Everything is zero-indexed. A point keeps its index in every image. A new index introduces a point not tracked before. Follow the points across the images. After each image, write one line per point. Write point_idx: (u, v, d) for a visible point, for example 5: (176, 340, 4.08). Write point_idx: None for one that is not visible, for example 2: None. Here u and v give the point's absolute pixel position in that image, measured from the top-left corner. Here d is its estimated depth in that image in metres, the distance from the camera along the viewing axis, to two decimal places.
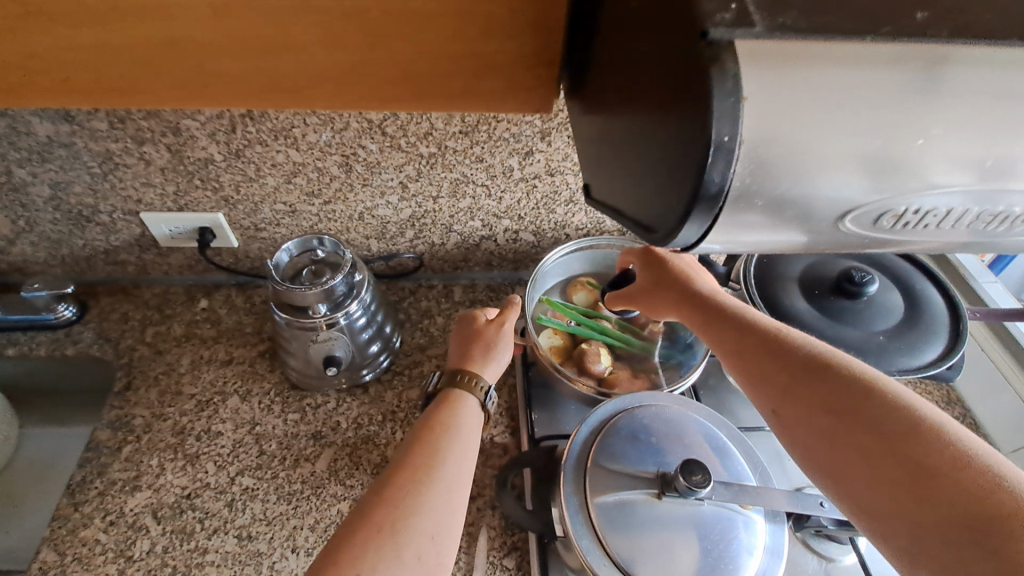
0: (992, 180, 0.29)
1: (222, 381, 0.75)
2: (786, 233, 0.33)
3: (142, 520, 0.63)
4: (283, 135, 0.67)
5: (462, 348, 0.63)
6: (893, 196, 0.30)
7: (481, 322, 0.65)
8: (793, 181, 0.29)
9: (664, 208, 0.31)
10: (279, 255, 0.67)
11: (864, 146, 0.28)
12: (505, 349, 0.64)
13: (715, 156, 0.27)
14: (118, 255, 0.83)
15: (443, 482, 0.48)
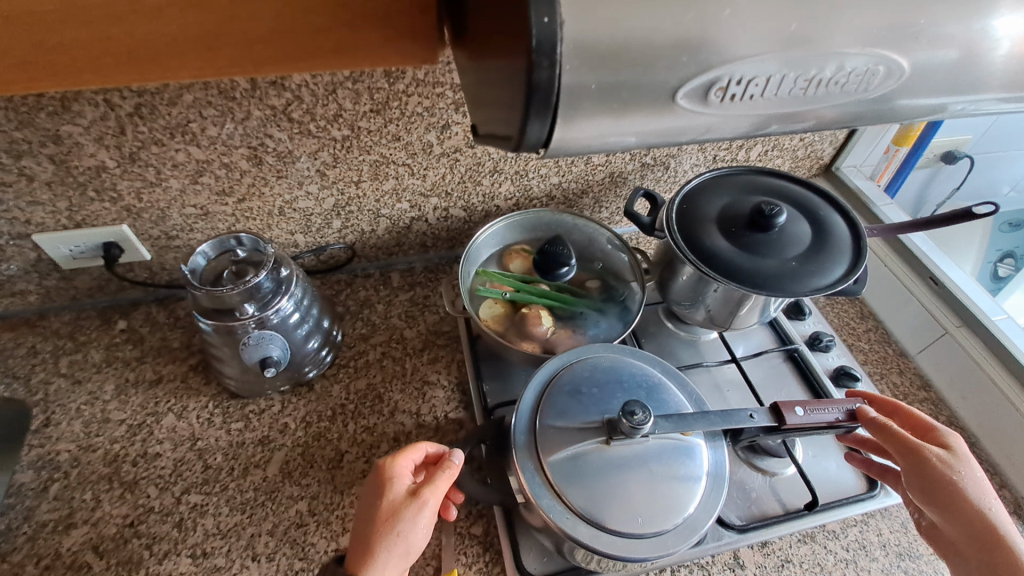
0: (848, 37, 0.33)
1: (154, 401, 0.71)
2: (665, 119, 0.35)
3: (83, 558, 0.59)
4: (180, 131, 0.63)
5: (360, 523, 0.53)
6: (739, 64, 0.33)
7: (394, 486, 0.53)
8: (644, 57, 0.31)
9: (512, 118, 0.35)
10: (194, 260, 0.63)
11: (717, 19, 0.31)
12: (417, 523, 0.52)
13: (539, 56, 0.30)
14: (15, 284, 0.76)
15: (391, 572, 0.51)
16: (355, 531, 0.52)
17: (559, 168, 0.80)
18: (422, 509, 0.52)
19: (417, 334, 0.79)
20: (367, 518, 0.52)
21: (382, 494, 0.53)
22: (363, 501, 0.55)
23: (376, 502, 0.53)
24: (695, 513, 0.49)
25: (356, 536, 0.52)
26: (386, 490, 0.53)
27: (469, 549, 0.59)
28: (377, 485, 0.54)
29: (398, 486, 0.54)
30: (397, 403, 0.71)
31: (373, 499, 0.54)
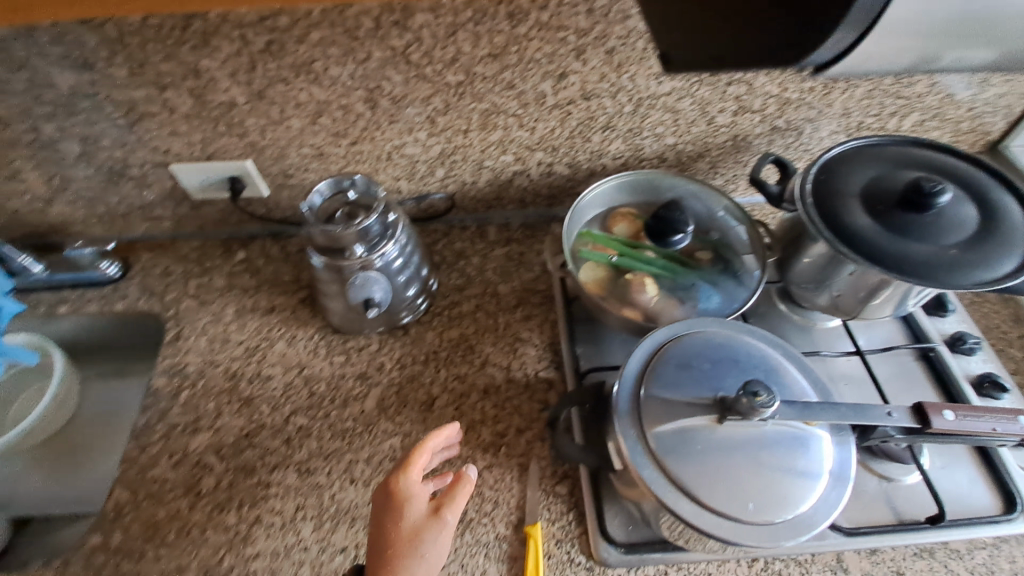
0: None
1: (268, 328, 0.75)
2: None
3: (205, 458, 0.64)
4: (304, 71, 0.65)
5: (377, 549, 0.50)
6: None
7: (410, 509, 0.52)
8: None
9: None
10: (311, 198, 0.65)
11: None
12: (438, 546, 0.51)
13: None
14: (154, 209, 0.83)
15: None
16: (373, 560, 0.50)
17: (677, 128, 0.75)
18: (442, 530, 0.51)
19: (511, 290, 0.79)
20: (384, 544, 0.50)
21: (399, 518, 0.51)
22: (374, 525, 0.52)
23: (391, 528, 0.51)
24: (813, 509, 0.46)
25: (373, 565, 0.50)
26: (402, 512, 0.52)
27: (553, 505, 0.60)
28: (391, 507, 0.52)
29: (416, 509, 0.52)
30: (488, 355, 0.72)
31: (387, 525, 0.51)
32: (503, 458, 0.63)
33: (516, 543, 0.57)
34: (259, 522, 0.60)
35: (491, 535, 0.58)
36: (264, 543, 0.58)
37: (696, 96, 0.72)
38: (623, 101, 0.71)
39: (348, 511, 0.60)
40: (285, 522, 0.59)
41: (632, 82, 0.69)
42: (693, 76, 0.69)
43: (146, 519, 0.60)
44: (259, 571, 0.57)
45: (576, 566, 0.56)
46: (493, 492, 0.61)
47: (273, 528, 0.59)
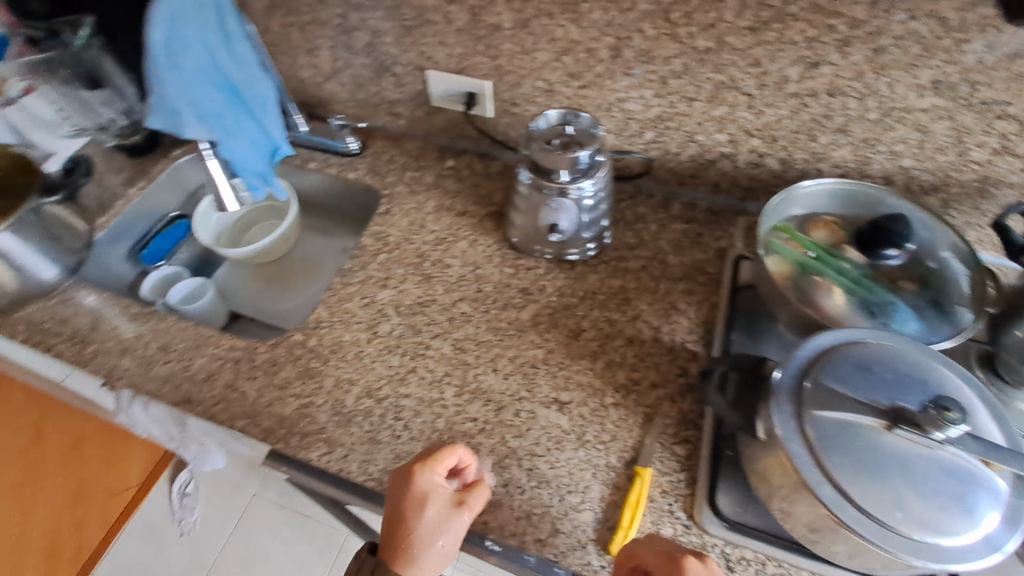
0: None
1: (458, 227, 0.86)
2: None
3: (385, 310, 0.76)
4: (570, 9, 0.70)
5: (395, 529, 0.56)
6: None
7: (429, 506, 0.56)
8: None
9: None
10: (539, 121, 0.72)
11: None
12: (451, 537, 0.56)
13: None
14: (397, 106, 0.96)
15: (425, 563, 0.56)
16: (391, 536, 0.56)
17: (920, 152, 0.71)
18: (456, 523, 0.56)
19: (680, 264, 0.79)
20: (403, 527, 0.56)
21: (417, 511, 0.56)
22: (392, 509, 0.57)
23: (411, 519, 0.56)
24: (965, 544, 0.44)
25: (392, 542, 0.56)
26: (422, 503, 0.56)
27: (666, 460, 0.62)
28: (410, 502, 0.56)
29: (435, 504, 0.56)
30: (642, 312, 0.74)
31: (404, 511, 0.56)
32: (631, 403, 0.66)
33: (623, 477, 0.61)
34: (415, 371, 0.70)
35: (602, 462, 0.62)
36: (415, 388, 0.69)
37: (955, 120, 0.67)
38: (870, 106, 0.68)
39: (484, 392, 0.68)
40: (434, 379, 0.69)
41: (889, 88, 0.66)
42: (961, 97, 0.64)
43: (334, 337, 0.74)
44: (406, 407, 0.67)
45: (676, 520, 0.58)
46: (614, 428, 0.64)
47: (425, 380, 0.69)
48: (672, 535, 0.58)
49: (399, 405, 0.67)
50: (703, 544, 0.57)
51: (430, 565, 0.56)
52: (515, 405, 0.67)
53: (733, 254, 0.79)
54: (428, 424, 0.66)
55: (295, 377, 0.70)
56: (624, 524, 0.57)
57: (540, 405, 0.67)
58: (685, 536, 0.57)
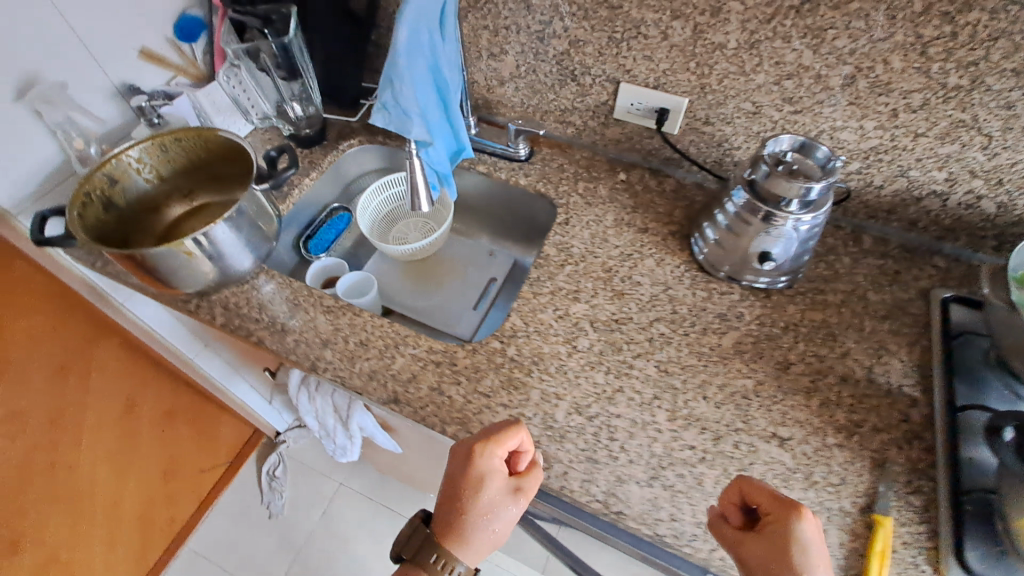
0: None
1: (641, 243, 0.84)
2: None
3: (582, 324, 0.75)
4: (814, 34, 0.67)
5: (452, 502, 0.60)
6: None
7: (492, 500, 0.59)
8: None
9: None
10: (771, 142, 0.70)
11: None
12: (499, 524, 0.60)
13: None
14: (571, 115, 0.94)
15: (482, 537, 0.60)
16: (461, 521, 0.59)
17: None
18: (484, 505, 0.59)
19: (881, 301, 0.77)
20: (460, 507, 0.59)
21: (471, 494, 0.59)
22: (451, 484, 0.60)
23: (470, 504, 0.59)
24: None
25: (453, 517, 0.60)
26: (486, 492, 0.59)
27: (902, 509, 0.60)
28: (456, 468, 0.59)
29: (492, 486, 0.59)
30: (850, 349, 0.72)
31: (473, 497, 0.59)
32: (855, 444, 0.65)
33: (860, 524, 0.60)
34: (622, 391, 0.69)
35: (835, 505, 0.61)
36: (625, 409, 0.67)
37: None
38: None
39: (699, 419, 0.67)
40: (644, 402, 0.68)
41: None
42: None
43: (533, 348, 0.73)
44: (620, 428, 0.66)
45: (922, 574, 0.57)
46: (841, 470, 0.63)
47: (634, 402, 0.68)
48: None
49: (611, 426, 0.66)
50: None
51: (478, 551, 0.60)
52: (733, 436, 0.65)
53: (936, 296, 0.76)
54: (645, 447, 0.64)
55: (502, 386, 0.69)
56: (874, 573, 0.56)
57: (760, 439, 0.65)
58: None
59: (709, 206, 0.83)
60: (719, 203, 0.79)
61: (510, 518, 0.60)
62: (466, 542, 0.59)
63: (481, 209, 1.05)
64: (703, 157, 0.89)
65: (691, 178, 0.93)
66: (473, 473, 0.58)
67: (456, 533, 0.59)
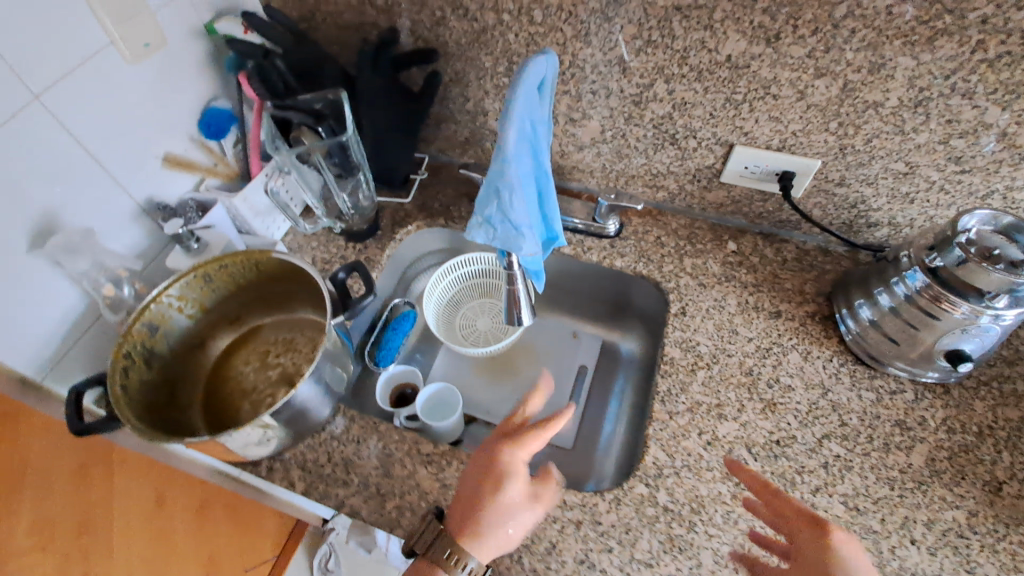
0: None
1: (778, 332, 0.72)
2: None
3: (738, 450, 0.63)
4: (1008, 90, 0.56)
5: (467, 498, 0.52)
6: None
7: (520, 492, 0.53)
8: None
9: None
10: (964, 217, 0.59)
11: None
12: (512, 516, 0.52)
13: None
14: (665, 178, 0.81)
15: (498, 541, 0.51)
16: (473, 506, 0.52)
17: None
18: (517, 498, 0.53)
19: None
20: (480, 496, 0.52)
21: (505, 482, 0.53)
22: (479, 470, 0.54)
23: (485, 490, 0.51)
24: None
25: (464, 503, 0.52)
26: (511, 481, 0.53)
27: None
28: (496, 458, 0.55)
29: (513, 486, 0.52)
30: None
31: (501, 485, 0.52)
32: None
33: None
34: None
35: None
36: None
37: None
38: None
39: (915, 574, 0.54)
40: None
41: None
42: None
43: (689, 491, 0.60)
44: None
45: None
46: None
47: None
48: None
49: None
50: None
51: (489, 550, 0.50)
52: None
53: None
54: None
55: (666, 550, 0.56)
56: None
57: None
58: None
59: (857, 281, 0.70)
60: (876, 280, 0.67)
61: (525, 524, 0.52)
62: (478, 540, 0.50)
63: (555, 287, 0.93)
64: (829, 220, 0.76)
65: (811, 241, 0.81)
66: (499, 467, 0.52)
67: (468, 531, 0.50)
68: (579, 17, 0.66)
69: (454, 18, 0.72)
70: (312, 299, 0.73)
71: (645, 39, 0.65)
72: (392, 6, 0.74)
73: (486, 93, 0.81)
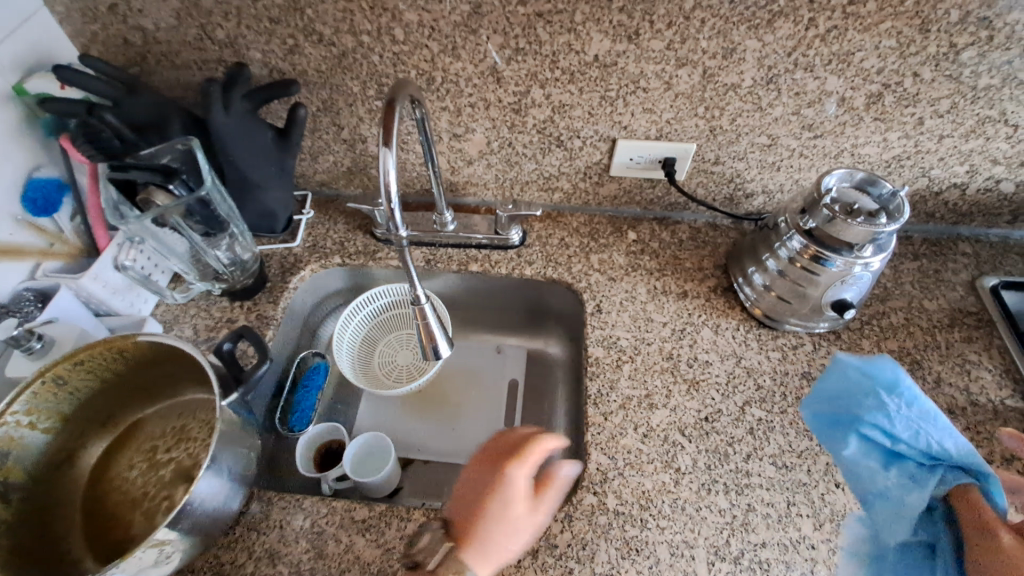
0: None
1: (688, 312, 0.75)
2: None
3: (673, 436, 0.64)
4: (840, 60, 0.62)
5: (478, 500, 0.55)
6: None
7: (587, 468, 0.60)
8: None
9: None
10: (828, 179, 0.64)
11: None
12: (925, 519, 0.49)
13: None
14: (557, 181, 0.82)
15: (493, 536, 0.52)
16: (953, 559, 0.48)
17: None
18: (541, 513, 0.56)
19: (940, 308, 0.74)
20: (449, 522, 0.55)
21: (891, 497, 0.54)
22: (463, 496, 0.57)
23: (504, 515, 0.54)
24: None
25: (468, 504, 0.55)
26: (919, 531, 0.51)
27: None
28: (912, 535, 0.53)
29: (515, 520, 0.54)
30: (940, 374, 0.68)
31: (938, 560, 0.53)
32: None
33: None
34: (754, 510, 0.59)
35: None
36: (767, 533, 0.57)
37: None
38: None
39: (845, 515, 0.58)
40: (782, 515, 0.58)
41: None
42: None
43: (636, 488, 0.60)
44: (773, 561, 0.56)
45: None
46: None
47: (772, 519, 0.58)
48: None
49: (763, 560, 0.56)
50: None
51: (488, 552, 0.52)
52: None
53: (984, 287, 0.75)
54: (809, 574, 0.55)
55: (624, 554, 0.56)
56: None
57: None
58: None
59: (747, 250, 0.74)
60: (763, 247, 0.71)
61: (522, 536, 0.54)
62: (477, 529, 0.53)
63: (467, 309, 0.91)
64: (712, 197, 0.81)
65: (701, 218, 0.84)
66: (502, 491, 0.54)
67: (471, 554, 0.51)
68: (442, 31, 0.64)
69: (309, 44, 0.67)
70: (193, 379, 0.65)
71: (513, 47, 0.65)
72: (236, 38, 0.68)
73: (360, 118, 0.76)
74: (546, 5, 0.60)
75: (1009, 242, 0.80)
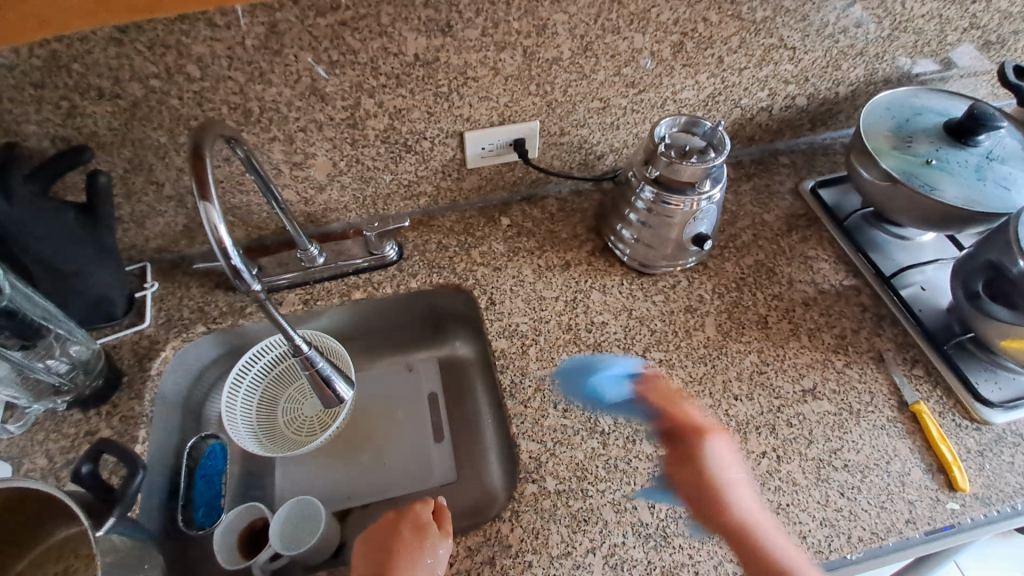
0: None
1: (574, 280, 0.77)
2: None
3: (591, 402, 0.66)
4: (640, 18, 0.66)
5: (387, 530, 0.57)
6: None
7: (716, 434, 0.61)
8: None
9: None
10: (659, 130, 0.69)
11: None
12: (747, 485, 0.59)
13: None
14: (418, 186, 0.80)
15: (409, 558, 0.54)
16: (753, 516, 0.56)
17: (914, 48, 0.81)
18: (448, 539, 0.56)
19: (777, 218, 0.84)
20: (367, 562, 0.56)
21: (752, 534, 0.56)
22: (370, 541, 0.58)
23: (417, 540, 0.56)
24: None
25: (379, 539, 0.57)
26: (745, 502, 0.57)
27: (920, 386, 0.67)
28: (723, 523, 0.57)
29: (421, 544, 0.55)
30: (791, 274, 0.77)
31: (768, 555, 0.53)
32: (855, 355, 0.70)
33: (908, 421, 0.65)
34: (675, 445, 0.63)
35: (884, 419, 0.65)
36: None
37: (940, 16, 0.78)
38: (885, 25, 0.77)
39: (748, 421, 0.65)
40: None
41: (901, 7, 0.75)
42: None
43: (569, 462, 0.62)
44: None
45: (968, 429, 0.64)
46: (865, 384, 0.68)
47: None
48: (975, 441, 0.64)
49: None
50: (993, 435, 0.64)
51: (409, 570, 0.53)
52: (781, 416, 0.65)
53: (806, 189, 0.86)
54: None
55: (575, 529, 0.58)
56: (948, 460, 0.61)
57: (799, 403, 0.66)
58: (981, 436, 0.64)
59: (611, 209, 0.78)
60: (623, 204, 0.75)
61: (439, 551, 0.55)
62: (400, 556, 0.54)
63: (362, 337, 0.86)
64: (568, 166, 0.83)
65: (564, 188, 0.87)
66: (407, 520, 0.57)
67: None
68: (244, 58, 0.59)
69: (88, 103, 0.58)
70: (53, 525, 0.54)
71: (328, 61, 0.61)
72: None
73: (180, 170, 0.68)
74: (347, 12, 0.57)
75: (815, 146, 0.93)
